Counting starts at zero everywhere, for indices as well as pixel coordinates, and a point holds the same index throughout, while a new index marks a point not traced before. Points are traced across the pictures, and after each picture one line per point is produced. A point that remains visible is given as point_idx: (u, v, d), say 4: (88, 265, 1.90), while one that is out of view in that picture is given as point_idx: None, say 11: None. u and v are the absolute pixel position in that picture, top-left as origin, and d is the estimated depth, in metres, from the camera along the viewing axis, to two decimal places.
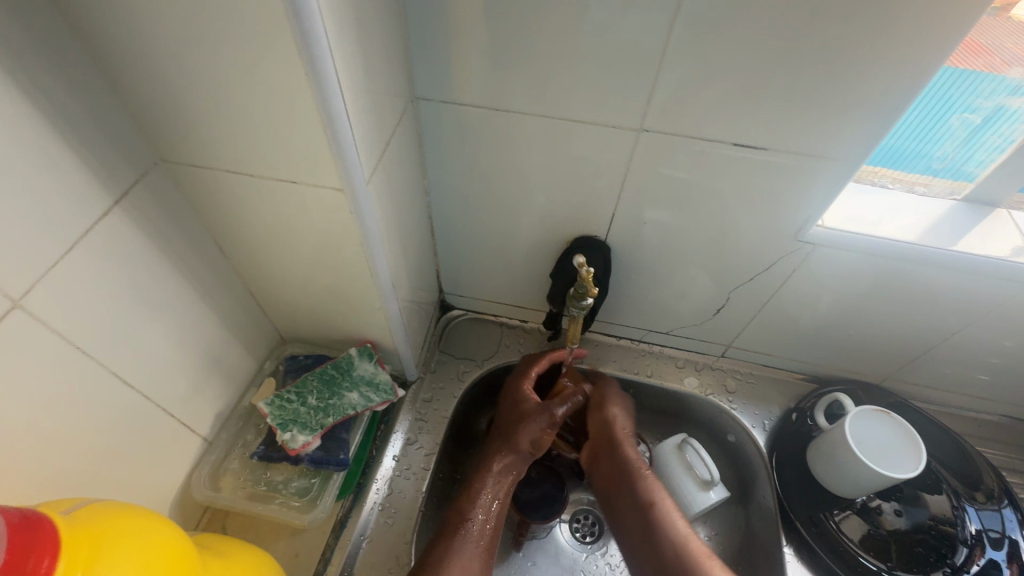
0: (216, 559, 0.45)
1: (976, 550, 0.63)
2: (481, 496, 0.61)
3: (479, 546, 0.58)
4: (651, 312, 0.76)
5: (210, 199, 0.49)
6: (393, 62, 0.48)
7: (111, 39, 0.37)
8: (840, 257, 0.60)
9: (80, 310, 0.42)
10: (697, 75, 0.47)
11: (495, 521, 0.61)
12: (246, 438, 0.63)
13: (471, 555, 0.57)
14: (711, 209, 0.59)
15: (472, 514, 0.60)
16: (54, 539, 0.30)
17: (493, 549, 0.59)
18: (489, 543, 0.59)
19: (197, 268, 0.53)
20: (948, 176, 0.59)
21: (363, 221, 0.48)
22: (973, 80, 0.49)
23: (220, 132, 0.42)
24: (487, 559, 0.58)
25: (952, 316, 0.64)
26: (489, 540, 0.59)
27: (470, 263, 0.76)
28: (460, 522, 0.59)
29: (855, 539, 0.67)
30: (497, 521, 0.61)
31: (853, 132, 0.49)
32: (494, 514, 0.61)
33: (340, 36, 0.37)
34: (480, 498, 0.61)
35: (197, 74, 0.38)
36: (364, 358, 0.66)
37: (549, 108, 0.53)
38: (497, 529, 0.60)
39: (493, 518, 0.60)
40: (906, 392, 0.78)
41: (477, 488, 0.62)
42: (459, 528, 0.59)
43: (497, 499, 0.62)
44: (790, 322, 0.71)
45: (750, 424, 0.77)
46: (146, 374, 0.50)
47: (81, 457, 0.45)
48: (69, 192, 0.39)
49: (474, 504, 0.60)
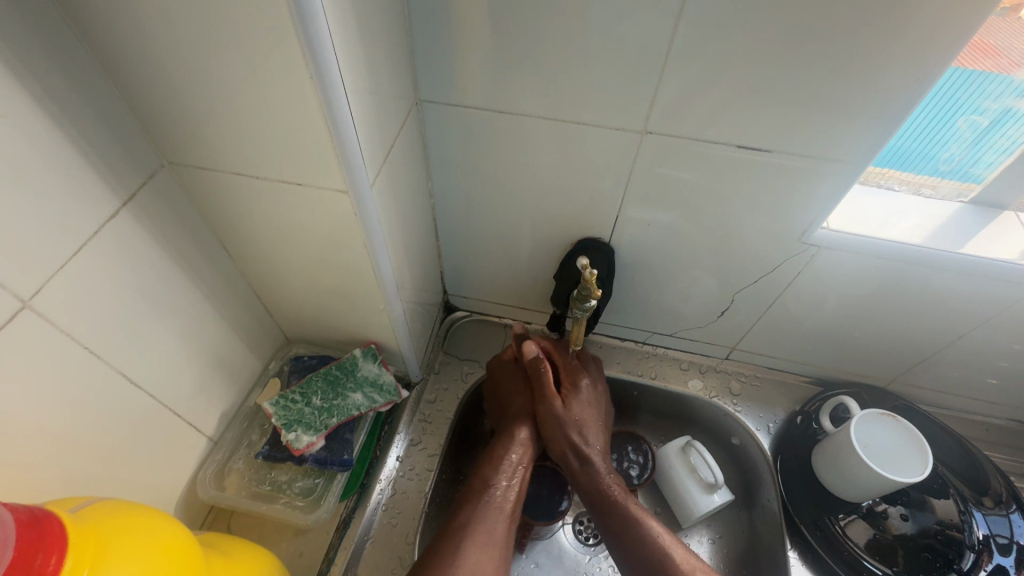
0: (219, 558, 0.45)
1: (983, 556, 0.62)
2: (504, 463, 0.64)
3: (504, 512, 0.60)
4: (656, 313, 0.76)
5: (216, 200, 0.50)
6: (397, 64, 0.49)
7: (119, 43, 0.37)
8: (845, 259, 0.60)
9: (88, 310, 0.42)
10: (700, 77, 0.47)
11: (518, 489, 0.63)
12: (251, 438, 0.64)
13: (493, 516, 0.59)
14: (715, 210, 0.59)
15: (495, 482, 0.62)
16: (62, 536, 0.30)
17: (517, 515, 0.61)
18: (513, 509, 0.61)
19: (203, 269, 0.54)
20: (955, 178, 0.59)
21: (367, 223, 0.48)
22: (979, 80, 0.49)
23: (225, 134, 0.43)
24: (512, 525, 0.60)
25: (959, 319, 0.63)
26: (513, 505, 0.61)
27: (474, 265, 0.76)
28: (484, 489, 0.61)
29: (861, 543, 0.66)
30: (520, 490, 0.63)
31: (857, 134, 0.49)
32: (516, 483, 0.63)
33: (345, 39, 0.38)
34: (503, 465, 0.64)
35: (203, 77, 0.38)
36: (368, 358, 0.66)
37: (552, 110, 0.53)
38: (519, 497, 0.62)
39: (515, 484, 0.62)
40: (912, 395, 0.77)
41: (500, 457, 0.64)
42: (482, 494, 0.61)
43: (519, 467, 0.64)
44: (795, 324, 0.71)
45: (754, 427, 0.76)
46: (153, 374, 0.50)
47: (88, 456, 0.45)
48: (77, 194, 0.39)
49: (497, 473, 0.63)
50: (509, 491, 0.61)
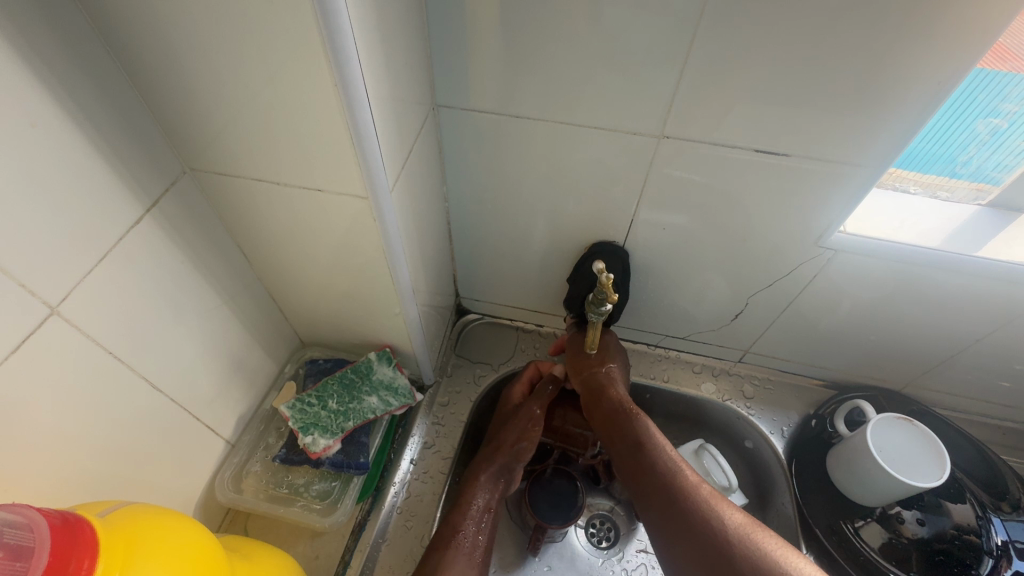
0: (241, 560, 0.46)
1: (1002, 562, 0.62)
2: (472, 507, 0.61)
3: (473, 559, 0.57)
4: (669, 316, 0.76)
5: (236, 206, 0.50)
6: (416, 70, 0.49)
7: (145, 52, 0.38)
8: (861, 262, 0.59)
9: (112, 316, 0.43)
10: (718, 82, 0.47)
11: (485, 534, 0.60)
12: (268, 442, 0.64)
13: (461, 564, 0.56)
14: (730, 214, 0.59)
15: (461, 527, 0.59)
16: (93, 540, 0.31)
17: (487, 560, 0.59)
18: (481, 556, 0.58)
19: (222, 273, 0.54)
20: (971, 180, 0.58)
21: (385, 228, 0.49)
22: (999, 82, 0.49)
23: (247, 141, 0.43)
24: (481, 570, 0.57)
25: (976, 322, 0.63)
26: (482, 552, 0.58)
27: (487, 268, 0.76)
28: (451, 535, 0.58)
29: (875, 546, 0.66)
30: (489, 534, 0.60)
31: (876, 137, 0.49)
32: (484, 528, 0.60)
33: (368, 46, 0.38)
34: (469, 510, 0.61)
35: (227, 84, 0.39)
36: (383, 362, 0.67)
37: (569, 114, 0.53)
38: (487, 542, 0.60)
39: (483, 530, 0.60)
40: (926, 399, 0.77)
41: (468, 500, 0.61)
42: (449, 538, 0.58)
43: (486, 510, 0.61)
44: (810, 328, 0.71)
45: (768, 430, 0.76)
46: (173, 378, 0.51)
47: (111, 459, 0.46)
48: (103, 201, 0.40)
49: (467, 517, 0.60)
50: (478, 536, 0.59)
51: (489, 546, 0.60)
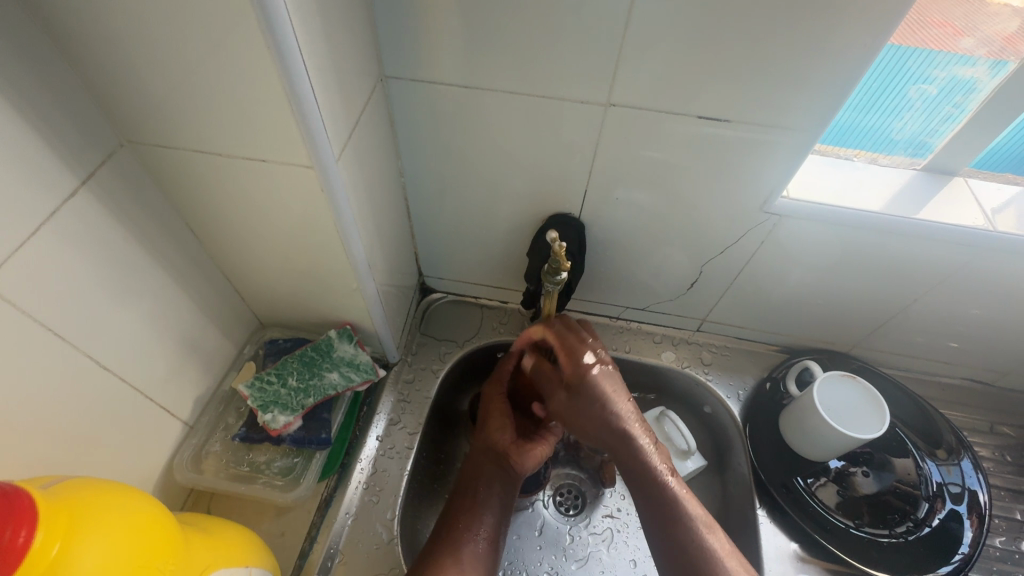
0: (197, 535, 0.46)
1: (937, 504, 0.67)
2: (472, 489, 0.64)
3: (478, 542, 0.59)
4: (629, 288, 0.77)
5: (178, 179, 0.49)
6: (359, 38, 0.48)
7: (65, 16, 0.36)
8: (805, 228, 0.62)
9: (49, 291, 0.42)
10: (658, 52, 0.48)
11: (494, 514, 0.62)
12: (227, 421, 0.64)
13: (464, 547, 0.58)
14: (680, 185, 0.60)
15: (463, 511, 0.62)
16: (32, 509, 0.31)
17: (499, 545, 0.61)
18: (490, 537, 0.60)
19: (169, 250, 0.53)
20: (907, 148, 0.61)
21: (335, 200, 0.49)
22: (923, 50, 0.51)
23: (182, 110, 0.42)
24: (491, 553, 0.59)
25: (914, 283, 0.66)
26: (491, 537, 0.60)
27: (449, 245, 0.76)
28: (449, 521, 0.61)
29: (829, 502, 0.69)
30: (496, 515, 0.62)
31: (813, 101, 0.50)
32: (487, 506, 0.62)
33: (301, 11, 0.37)
34: (468, 491, 0.64)
35: (155, 50, 0.38)
36: (344, 339, 0.67)
37: (517, 85, 0.53)
38: (496, 521, 0.62)
39: (490, 516, 0.62)
40: (874, 359, 0.81)
41: (467, 483, 0.64)
42: (447, 526, 0.60)
43: (489, 492, 0.63)
44: (763, 295, 0.73)
45: (725, 395, 0.79)
46: (121, 358, 0.50)
47: (55, 439, 0.45)
48: (33, 172, 0.39)
49: (467, 503, 0.62)
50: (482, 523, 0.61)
51: (499, 528, 0.62)
